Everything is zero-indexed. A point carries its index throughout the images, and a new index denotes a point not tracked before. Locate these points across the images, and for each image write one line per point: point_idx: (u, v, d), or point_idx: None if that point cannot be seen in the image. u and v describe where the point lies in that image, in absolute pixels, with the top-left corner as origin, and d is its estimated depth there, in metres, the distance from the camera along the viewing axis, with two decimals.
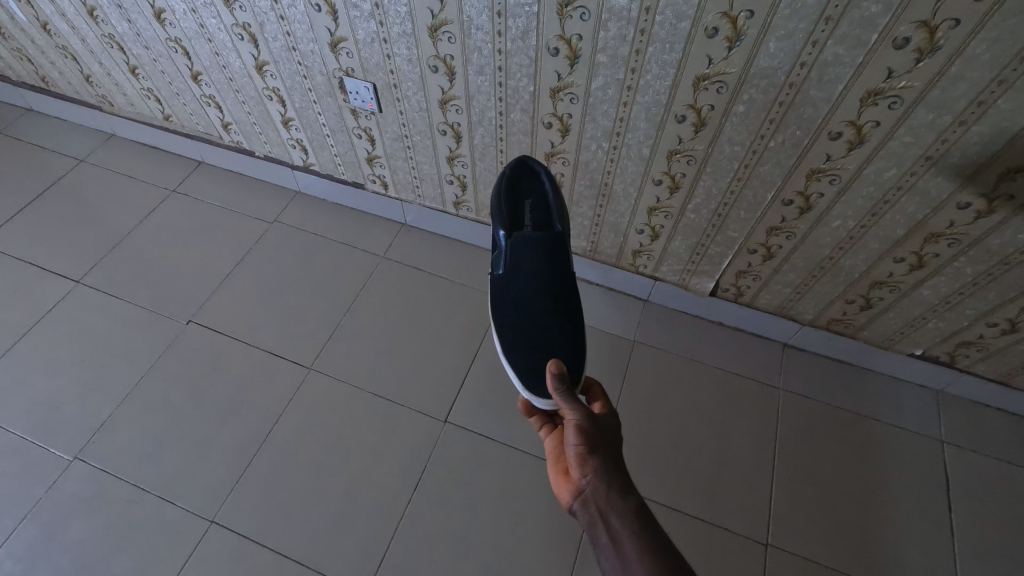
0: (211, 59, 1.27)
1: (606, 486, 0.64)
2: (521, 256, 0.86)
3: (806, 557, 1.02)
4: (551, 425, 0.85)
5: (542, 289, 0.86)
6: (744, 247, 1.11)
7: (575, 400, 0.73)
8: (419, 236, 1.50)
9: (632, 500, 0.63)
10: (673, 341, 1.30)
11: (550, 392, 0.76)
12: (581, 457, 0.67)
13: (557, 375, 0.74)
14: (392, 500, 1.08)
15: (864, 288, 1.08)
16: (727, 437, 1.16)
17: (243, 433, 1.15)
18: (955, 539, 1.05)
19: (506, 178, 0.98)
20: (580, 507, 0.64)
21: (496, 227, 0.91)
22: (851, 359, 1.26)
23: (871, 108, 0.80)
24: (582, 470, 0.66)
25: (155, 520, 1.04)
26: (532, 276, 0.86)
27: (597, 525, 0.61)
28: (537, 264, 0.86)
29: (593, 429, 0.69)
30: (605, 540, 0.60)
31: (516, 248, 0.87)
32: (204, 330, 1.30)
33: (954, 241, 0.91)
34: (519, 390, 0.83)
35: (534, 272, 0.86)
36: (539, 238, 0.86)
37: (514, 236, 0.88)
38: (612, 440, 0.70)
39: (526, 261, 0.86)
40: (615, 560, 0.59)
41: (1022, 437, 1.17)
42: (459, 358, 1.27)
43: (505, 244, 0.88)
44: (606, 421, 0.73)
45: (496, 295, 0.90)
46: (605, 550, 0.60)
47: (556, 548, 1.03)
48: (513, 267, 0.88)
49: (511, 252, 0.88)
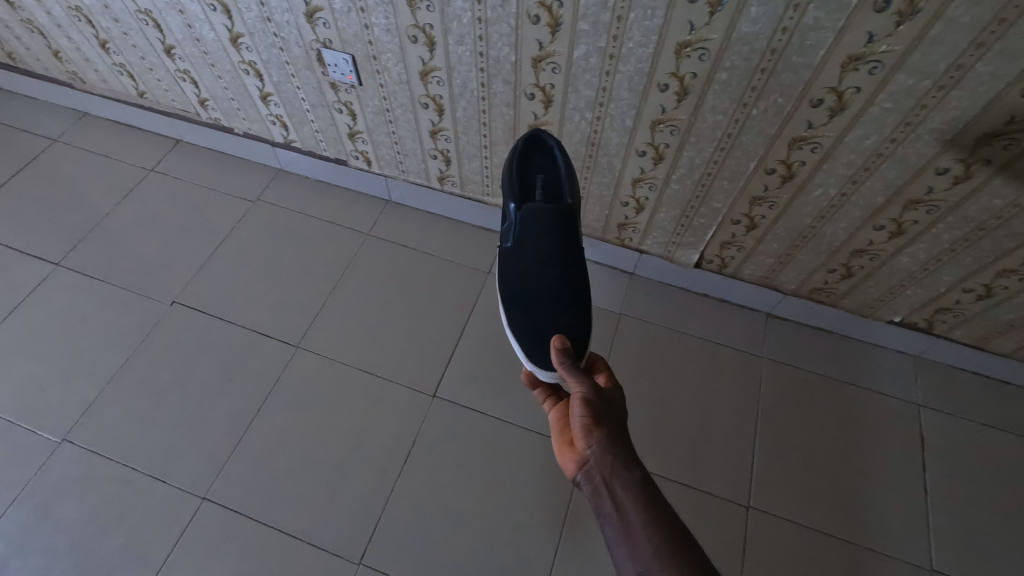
0: (184, 31, 1.23)
1: (611, 456, 0.65)
2: (531, 227, 0.87)
3: (785, 517, 1.06)
4: (556, 399, 0.86)
5: (553, 261, 0.86)
6: (727, 218, 1.11)
7: (581, 373, 0.74)
8: (404, 213, 1.48)
9: (636, 471, 0.64)
10: (659, 313, 1.31)
11: (555, 366, 0.77)
12: (586, 428, 0.68)
13: (560, 350, 0.77)
14: (382, 473, 1.09)
15: (845, 256, 1.09)
16: (711, 404, 1.19)
17: (232, 412, 1.16)
18: (928, 496, 1.09)
19: (519, 151, 0.97)
20: (584, 476, 0.66)
21: (507, 200, 0.92)
22: (832, 327, 1.28)
23: (852, 74, 0.79)
24: (588, 441, 0.68)
25: (148, 499, 1.06)
26: (542, 248, 0.87)
27: (601, 493, 0.63)
28: (546, 235, 0.86)
29: (600, 402, 0.70)
30: (609, 507, 0.62)
31: (526, 219, 0.88)
32: (189, 310, 1.30)
33: (933, 208, 0.92)
34: (522, 361, 0.86)
35: (544, 244, 0.87)
36: (550, 209, 0.86)
37: (524, 207, 0.89)
38: (618, 413, 0.71)
39: (536, 233, 0.87)
40: (618, 526, 0.60)
41: (996, 399, 1.20)
42: (446, 334, 1.27)
43: (514, 216, 0.90)
44: (612, 394, 0.74)
45: (506, 269, 0.91)
46: (609, 517, 0.61)
47: (544, 516, 1.05)
48: (523, 239, 0.89)
49: (521, 224, 0.89)
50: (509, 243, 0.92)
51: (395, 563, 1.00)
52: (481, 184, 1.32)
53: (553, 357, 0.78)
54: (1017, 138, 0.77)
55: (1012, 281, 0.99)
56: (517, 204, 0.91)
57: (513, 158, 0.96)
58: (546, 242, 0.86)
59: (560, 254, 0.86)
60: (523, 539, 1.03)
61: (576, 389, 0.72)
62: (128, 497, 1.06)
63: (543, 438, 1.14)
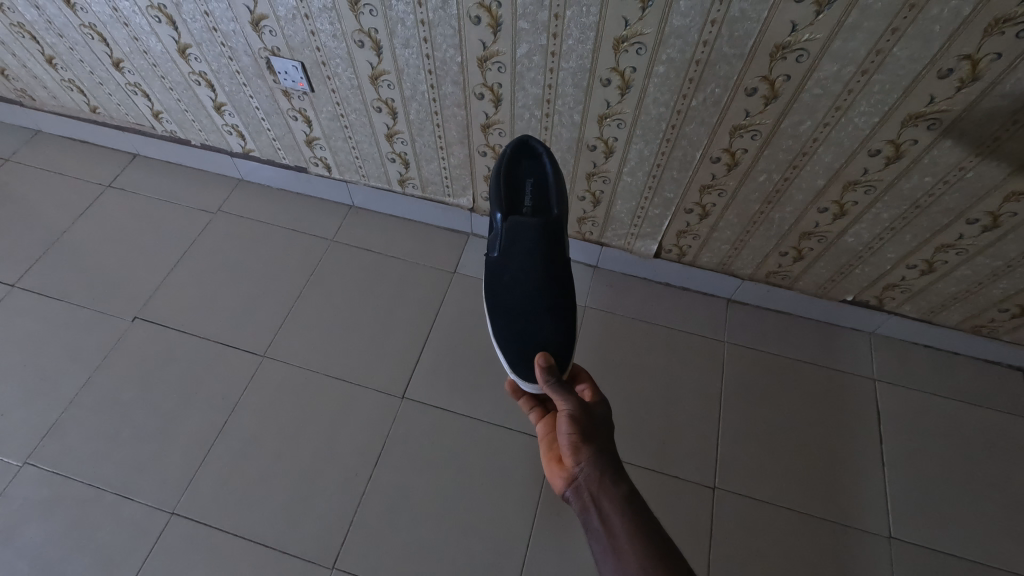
0: (131, 44, 1.22)
1: (599, 472, 0.66)
2: (518, 238, 0.88)
3: (751, 497, 1.09)
4: (540, 410, 0.86)
5: (539, 272, 0.87)
6: (680, 208, 1.14)
7: (567, 389, 0.74)
8: (367, 217, 1.48)
9: (623, 486, 0.65)
10: (623, 304, 1.34)
11: (539, 381, 0.76)
12: (575, 446, 0.69)
13: (545, 367, 0.75)
14: (353, 477, 1.10)
15: (795, 239, 1.12)
16: (676, 390, 1.21)
17: (199, 425, 1.16)
18: (886, 466, 1.13)
19: (506, 158, 0.96)
20: (573, 492, 0.67)
21: (494, 209, 0.92)
22: (790, 309, 1.32)
23: (781, 62, 0.82)
24: (576, 458, 0.68)
25: (114, 517, 1.05)
26: (528, 258, 0.87)
27: (590, 509, 0.64)
28: (533, 246, 0.87)
29: (587, 418, 0.71)
30: (597, 523, 0.62)
31: (513, 230, 0.89)
32: (151, 326, 1.29)
33: (870, 188, 0.96)
34: (506, 370, 0.83)
35: (530, 254, 0.87)
36: (538, 222, 0.88)
37: (512, 218, 0.90)
38: (605, 428, 0.72)
39: (523, 243, 0.88)
40: (606, 542, 0.61)
41: (946, 370, 1.25)
42: (413, 336, 1.28)
43: (501, 226, 0.91)
44: (598, 409, 0.74)
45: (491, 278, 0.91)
46: (597, 533, 0.62)
47: (516, 509, 1.07)
48: (510, 249, 0.89)
49: (508, 234, 0.89)
50: (495, 253, 0.91)
51: (368, 565, 1.01)
52: (441, 185, 1.33)
53: (537, 373, 0.76)
54: (939, 119, 0.82)
55: (951, 256, 1.03)
56: (504, 213, 0.92)
57: (501, 165, 0.95)
58: (534, 253, 0.87)
59: (546, 266, 0.87)
60: (495, 533, 1.04)
61: (562, 405, 0.72)
62: (94, 517, 1.05)
63: (512, 432, 1.15)
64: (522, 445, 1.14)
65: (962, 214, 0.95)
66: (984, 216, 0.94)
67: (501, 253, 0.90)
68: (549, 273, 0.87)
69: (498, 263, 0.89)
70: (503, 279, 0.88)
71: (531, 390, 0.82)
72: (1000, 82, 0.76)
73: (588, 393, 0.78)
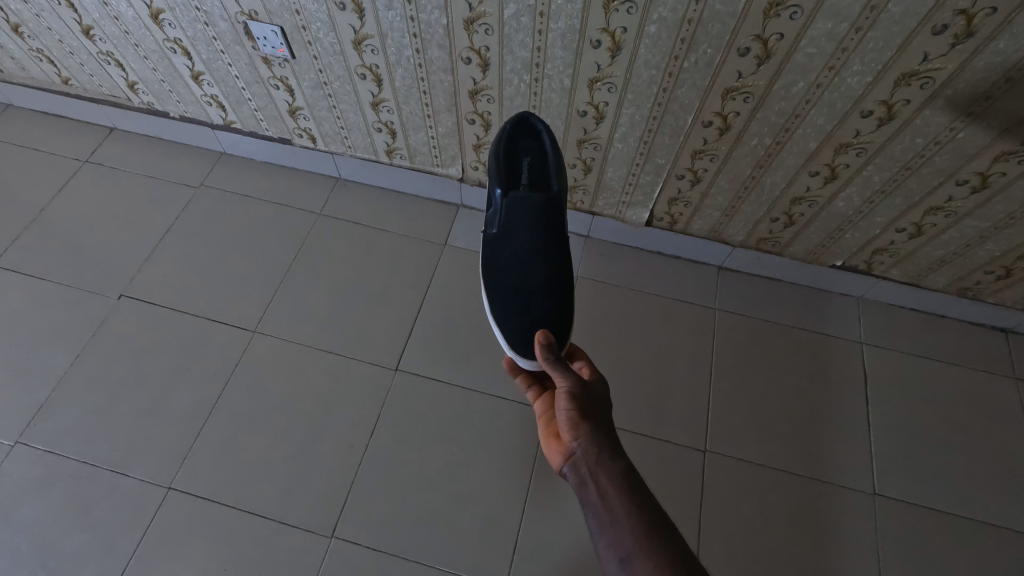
0: (100, 9, 1.17)
1: (596, 449, 0.66)
2: (518, 214, 0.89)
3: (740, 459, 1.11)
4: (539, 387, 0.87)
5: (535, 247, 0.87)
6: (671, 174, 1.13)
7: (564, 366, 0.73)
8: (355, 189, 1.46)
9: (620, 462, 0.65)
10: (615, 273, 1.33)
11: (539, 359, 0.76)
12: (573, 422, 0.69)
13: (544, 345, 0.74)
14: (349, 449, 1.11)
15: (786, 205, 1.12)
16: (667, 357, 1.22)
17: (191, 401, 1.15)
18: (872, 427, 1.15)
19: (506, 134, 0.96)
20: (571, 467, 0.67)
21: (493, 186, 0.92)
22: (780, 276, 1.32)
23: (774, 20, 0.81)
24: (574, 434, 0.69)
25: (111, 493, 1.05)
26: (528, 236, 0.87)
27: (587, 485, 0.64)
28: (532, 222, 0.88)
29: (586, 396, 0.70)
30: (593, 498, 0.63)
31: (513, 206, 0.89)
32: (138, 302, 1.27)
33: (862, 150, 0.96)
34: (503, 349, 0.83)
35: (530, 232, 0.88)
36: (537, 199, 0.88)
37: (511, 195, 0.90)
38: (604, 406, 0.72)
39: (523, 220, 0.88)
40: (602, 517, 0.61)
41: (932, 332, 1.27)
42: (405, 309, 1.27)
43: (500, 202, 0.91)
44: (597, 387, 0.74)
45: (489, 254, 0.91)
46: (593, 507, 0.63)
47: (511, 476, 1.09)
48: (509, 226, 0.89)
49: (507, 212, 0.90)
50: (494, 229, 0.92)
51: (367, 532, 1.03)
52: (429, 155, 1.30)
53: (536, 351, 0.76)
54: (931, 78, 0.82)
55: (939, 219, 1.04)
56: (504, 189, 0.92)
57: (501, 141, 0.95)
58: (533, 230, 0.87)
59: (546, 243, 0.87)
60: (491, 499, 1.06)
61: (560, 382, 0.72)
62: (90, 493, 1.05)
63: (506, 401, 1.16)
64: (516, 413, 1.15)
65: (952, 175, 0.95)
66: (974, 177, 0.94)
67: (499, 230, 0.90)
68: (547, 253, 0.87)
69: (497, 239, 0.90)
70: (502, 259, 0.88)
71: (528, 367, 0.82)
72: (994, 38, 0.75)
73: (587, 370, 0.78)
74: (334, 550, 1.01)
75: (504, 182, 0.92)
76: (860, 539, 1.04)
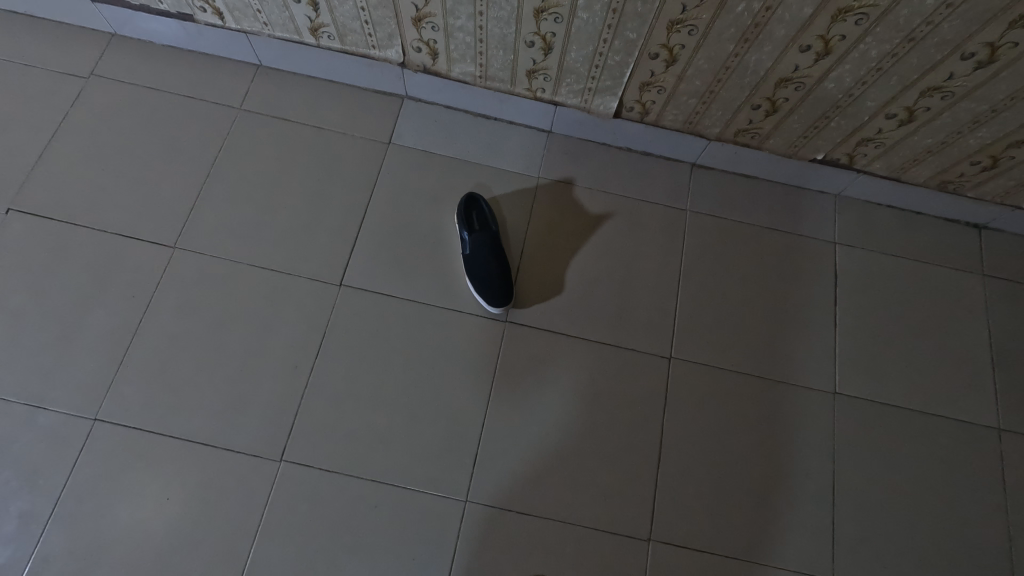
0: None
1: None
2: (479, 260, 1.08)
3: (706, 364, 1.08)
4: None
5: (492, 284, 1.07)
6: (643, 52, 0.98)
7: None
8: (279, 79, 1.24)
9: None
10: (580, 174, 1.21)
11: None
12: None
13: None
14: (293, 371, 1.02)
15: (769, 89, 1.00)
16: (635, 263, 1.14)
17: (108, 325, 1.03)
18: (839, 329, 1.12)
19: (476, 232, 1.09)
20: None
21: (467, 243, 1.09)
22: (756, 173, 1.22)
23: None
24: None
25: (28, 429, 0.96)
26: (486, 268, 1.07)
27: None
28: (490, 273, 1.07)
29: None
30: None
31: (477, 267, 1.08)
32: (31, 217, 1.09)
33: (863, 17, 0.84)
34: (471, 285, 1.08)
35: (489, 273, 1.07)
36: (496, 279, 1.07)
37: (475, 260, 1.08)
38: None
39: (485, 271, 1.07)
40: None
41: (908, 230, 1.21)
42: (347, 217, 1.14)
43: (468, 250, 1.09)
44: None
45: (468, 248, 1.09)
46: None
47: (471, 393, 1.03)
48: (474, 253, 1.08)
49: (472, 257, 1.08)
50: (467, 236, 1.09)
51: (319, 455, 0.98)
52: (361, 33, 1.10)
53: None
54: None
55: (935, 101, 0.95)
56: (471, 249, 1.09)
57: (476, 232, 1.09)
58: (489, 263, 1.07)
59: (496, 270, 1.07)
60: (448, 416, 1.01)
61: None
62: (5, 431, 0.96)
63: (462, 315, 1.08)
64: (473, 327, 1.08)
65: (959, 46, 0.85)
66: (981, 49, 0.85)
67: (468, 250, 1.09)
68: (496, 276, 1.07)
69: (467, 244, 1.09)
70: (469, 248, 1.09)
71: (490, 307, 1.07)
72: None
73: None
74: (284, 474, 0.96)
75: (476, 250, 1.08)
76: (817, 437, 1.04)
